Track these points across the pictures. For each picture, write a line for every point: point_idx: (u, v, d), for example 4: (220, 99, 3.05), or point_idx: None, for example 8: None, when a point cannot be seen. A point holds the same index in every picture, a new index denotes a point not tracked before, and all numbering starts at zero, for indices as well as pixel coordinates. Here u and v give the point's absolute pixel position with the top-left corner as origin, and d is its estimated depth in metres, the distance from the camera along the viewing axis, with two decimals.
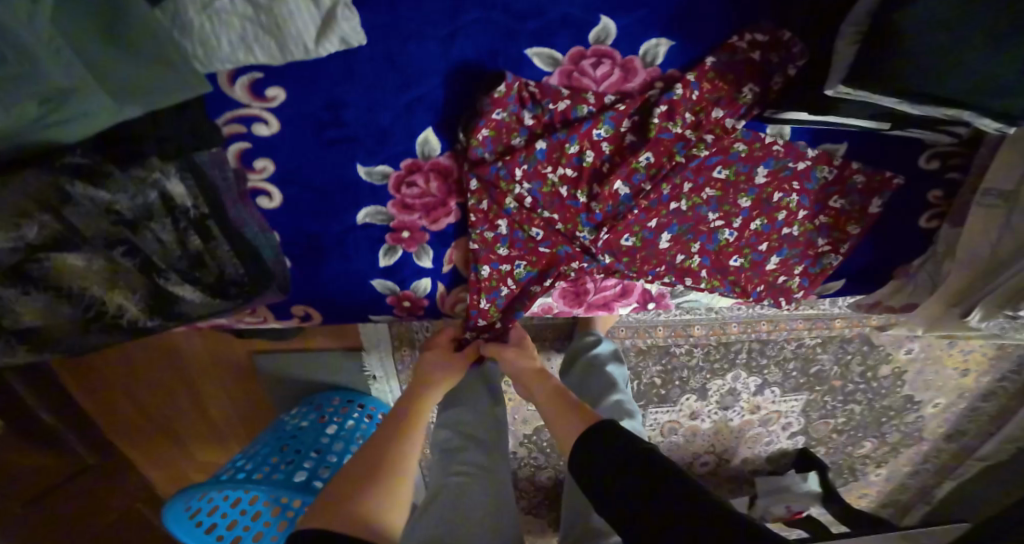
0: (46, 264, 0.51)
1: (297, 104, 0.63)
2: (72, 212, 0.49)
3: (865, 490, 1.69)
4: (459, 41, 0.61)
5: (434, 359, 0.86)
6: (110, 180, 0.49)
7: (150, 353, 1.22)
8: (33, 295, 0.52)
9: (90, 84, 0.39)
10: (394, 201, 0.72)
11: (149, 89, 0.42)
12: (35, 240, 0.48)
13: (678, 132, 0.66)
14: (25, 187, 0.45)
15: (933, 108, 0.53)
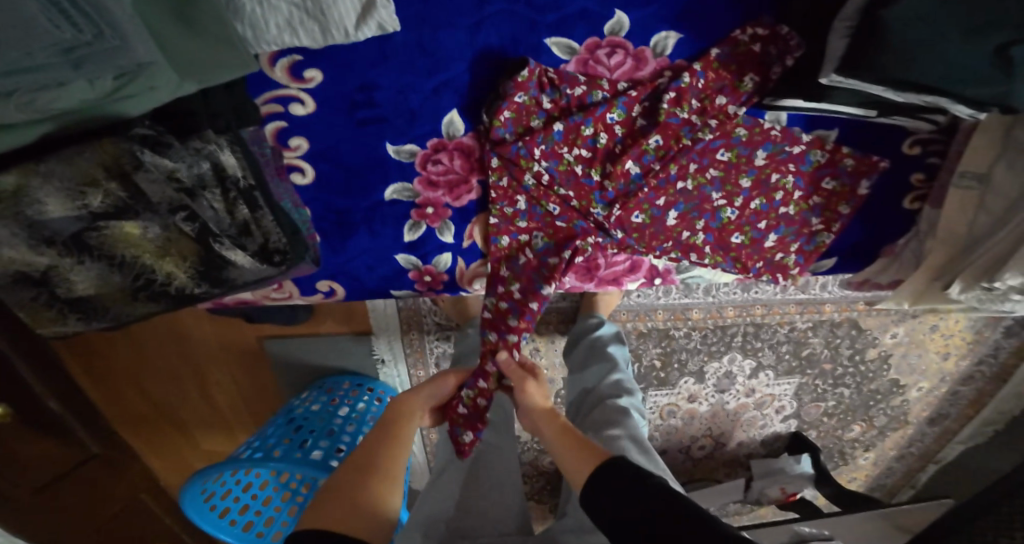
0: (112, 229, 0.59)
1: (334, 86, 0.68)
2: (142, 178, 0.55)
3: (855, 473, 1.75)
4: (484, 29, 0.68)
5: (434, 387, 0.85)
6: (170, 152, 0.55)
7: (162, 340, 1.25)
8: (89, 261, 0.61)
9: (160, 63, 0.45)
10: (420, 178, 0.78)
11: (206, 65, 0.49)
12: (103, 207, 0.56)
13: (685, 118, 0.73)
14: (95, 159, 0.51)
15: (915, 95, 0.58)
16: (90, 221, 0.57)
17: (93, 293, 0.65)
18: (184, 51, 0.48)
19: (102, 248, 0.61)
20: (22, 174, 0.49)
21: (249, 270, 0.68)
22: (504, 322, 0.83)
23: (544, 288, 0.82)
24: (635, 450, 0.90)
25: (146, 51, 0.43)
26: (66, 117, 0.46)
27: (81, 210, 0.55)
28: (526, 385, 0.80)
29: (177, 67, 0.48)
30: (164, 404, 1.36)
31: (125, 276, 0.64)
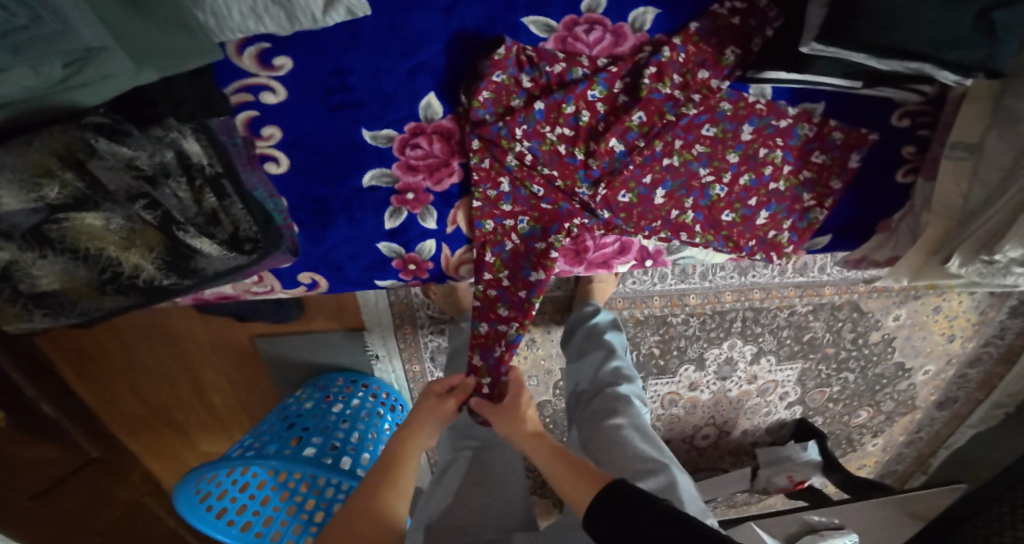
0: (73, 221, 0.60)
1: (304, 72, 0.66)
2: (97, 166, 0.55)
3: (865, 460, 1.73)
4: (460, 11, 0.66)
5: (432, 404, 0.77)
6: (128, 141, 0.55)
7: (153, 341, 1.24)
8: (52, 256, 0.63)
9: (110, 49, 0.44)
10: (399, 163, 0.76)
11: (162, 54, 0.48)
12: (61, 199, 0.57)
13: (668, 93, 0.71)
14: (46, 150, 0.52)
15: (899, 63, 0.55)
16: (49, 214, 0.58)
17: (58, 286, 0.68)
18: (133, 38, 0.47)
19: (65, 240, 0.62)
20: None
21: (218, 258, 0.69)
22: (493, 311, 0.83)
23: (530, 275, 0.81)
24: (639, 439, 0.90)
25: (92, 36, 0.42)
26: (18, 105, 0.46)
27: (38, 202, 0.56)
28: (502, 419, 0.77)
29: (133, 55, 0.47)
30: (157, 405, 1.36)
31: (90, 268, 0.66)
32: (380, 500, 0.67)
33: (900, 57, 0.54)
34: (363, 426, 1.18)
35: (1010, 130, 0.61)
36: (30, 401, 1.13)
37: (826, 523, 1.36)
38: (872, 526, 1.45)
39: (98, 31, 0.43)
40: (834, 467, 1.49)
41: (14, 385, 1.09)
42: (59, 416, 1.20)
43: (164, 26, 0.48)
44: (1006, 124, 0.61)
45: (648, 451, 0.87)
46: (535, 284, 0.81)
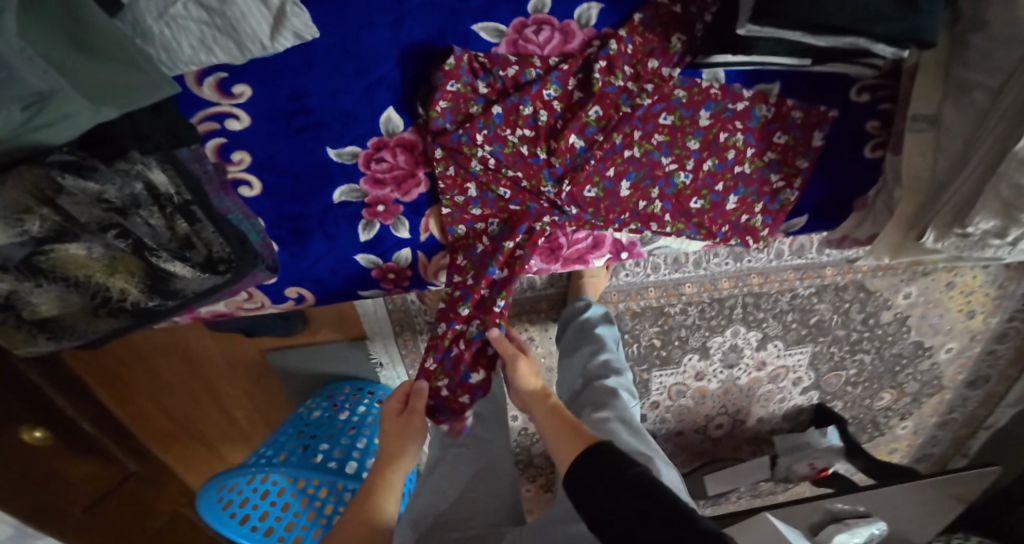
0: (58, 251, 0.66)
1: (265, 98, 0.70)
2: (67, 201, 0.60)
3: (895, 444, 1.66)
4: (408, 25, 0.68)
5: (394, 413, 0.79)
6: (95, 175, 0.59)
7: (174, 360, 1.31)
8: (45, 284, 0.69)
9: (64, 90, 0.49)
10: (366, 178, 0.79)
11: (115, 92, 0.52)
12: (43, 232, 0.62)
13: (621, 85, 0.72)
14: (20, 187, 0.57)
15: (834, 37, 0.56)
16: (36, 246, 0.64)
17: (57, 311, 0.74)
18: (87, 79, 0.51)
19: (55, 270, 0.68)
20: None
21: (193, 279, 0.74)
22: (454, 310, 0.83)
23: (495, 272, 0.82)
24: (624, 432, 0.90)
25: (41, 80, 0.47)
26: None
27: (24, 236, 0.62)
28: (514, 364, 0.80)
29: (89, 95, 0.51)
30: (182, 420, 1.43)
31: (82, 294, 0.73)
32: (370, 505, 0.72)
33: (833, 32, 0.55)
34: (369, 432, 1.22)
35: (964, 98, 0.60)
36: (71, 420, 1.22)
37: (851, 511, 1.37)
38: (899, 511, 1.41)
39: (46, 75, 0.47)
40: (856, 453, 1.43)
41: (55, 404, 1.18)
42: (96, 432, 1.29)
43: (112, 63, 0.52)
44: (958, 93, 0.61)
45: (633, 445, 0.87)
46: (499, 280, 0.83)
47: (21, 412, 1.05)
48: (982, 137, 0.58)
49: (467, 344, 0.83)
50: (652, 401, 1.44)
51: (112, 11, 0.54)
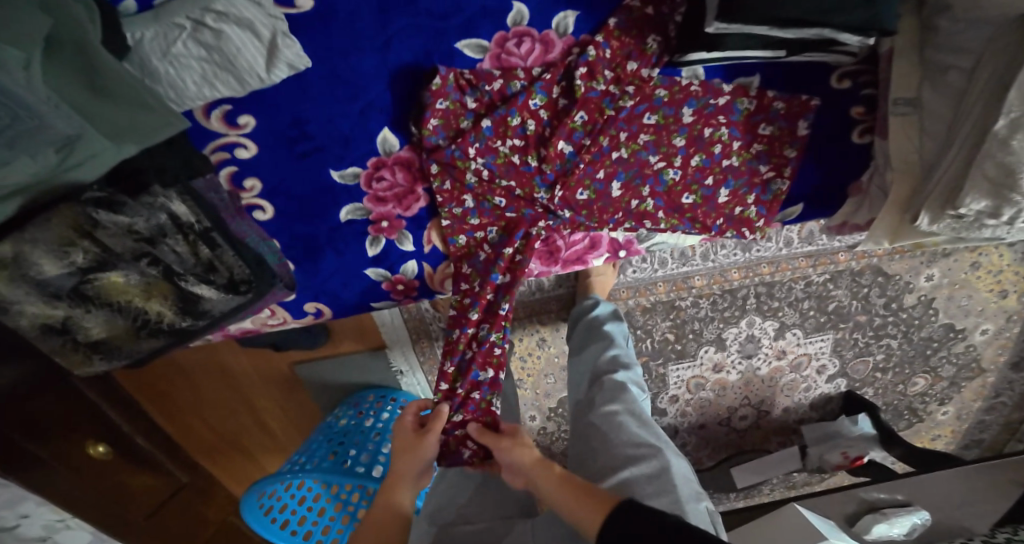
0: (101, 280, 0.72)
1: (268, 126, 0.75)
2: (104, 234, 0.67)
3: (938, 430, 1.60)
4: (394, 47, 0.72)
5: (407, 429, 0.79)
6: (125, 209, 0.65)
7: (210, 376, 1.39)
8: (93, 310, 0.76)
9: (89, 132, 0.54)
10: (368, 196, 0.83)
11: (134, 131, 0.57)
12: (86, 263, 0.69)
13: (603, 89, 0.75)
14: (62, 224, 0.63)
15: (800, 30, 0.59)
16: (82, 276, 0.71)
17: (105, 335, 0.82)
18: (108, 120, 0.56)
19: (100, 297, 0.75)
20: (12, 244, 0.62)
21: (219, 299, 0.80)
22: (465, 316, 0.85)
23: (499, 278, 0.84)
24: (634, 425, 0.93)
25: (68, 125, 0.53)
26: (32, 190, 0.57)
27: (70, 267, 0.69)
28: (503, 442, 0.78)
29: (110, 135, 0.56)
30: (226, 432, 1.52)
31: (125, 317, 0.79)
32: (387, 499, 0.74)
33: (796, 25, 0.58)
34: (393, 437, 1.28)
35: (938, 80, 0.63)
36: (128, 435, 1.31)
37: (888, 501, 1.40)
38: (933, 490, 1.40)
39: (72, 119, 0.53)
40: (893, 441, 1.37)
41: (114, 422, 1.27)
42: (149, 446, 1.38)
43: (130, 108, 0.58)
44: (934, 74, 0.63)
45: (643, 436, 0.90)
46: (503, 286, 0.85)
47: (83, 429, 1.14)
48: (965, 118, 0.59)
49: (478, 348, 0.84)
50: (670, 395, 1.44)
51: (121, 56, 0.60)
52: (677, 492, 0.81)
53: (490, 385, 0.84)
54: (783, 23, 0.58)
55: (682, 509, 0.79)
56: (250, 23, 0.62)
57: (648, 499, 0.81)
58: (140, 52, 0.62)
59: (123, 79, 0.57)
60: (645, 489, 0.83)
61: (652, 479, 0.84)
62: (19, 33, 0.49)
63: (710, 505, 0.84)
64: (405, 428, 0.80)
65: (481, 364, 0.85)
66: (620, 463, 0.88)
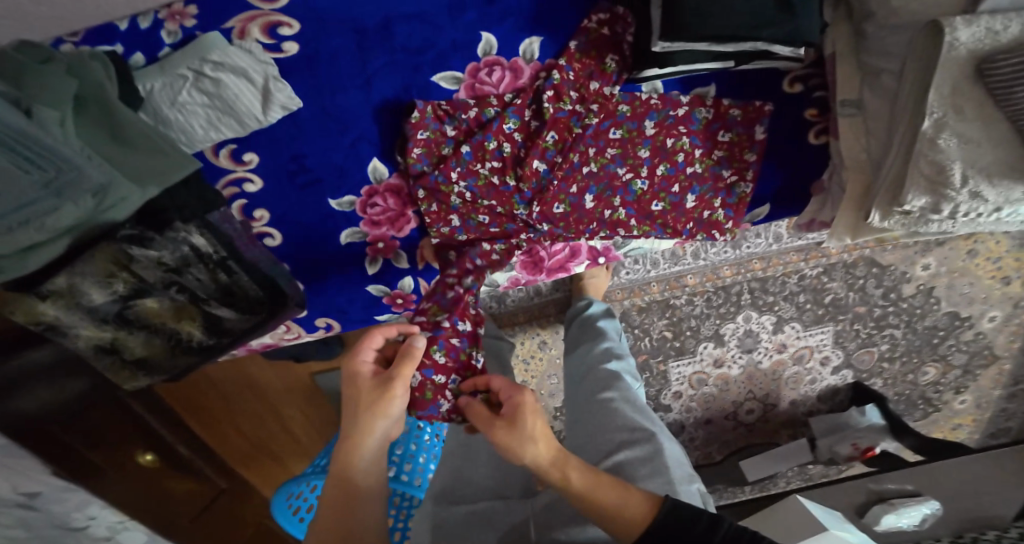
0: (140, 304, 0.83)
1: (271, 162, 0.83)
2: (138, 266, 0.76)
3: (956, 420, 1.51)
4: (376, 83, 0.79)
5: (362, 386, 0.67)
6: (153, 244, 0.74)
7: (240, 391, 1.51)
8: (135, 331, 0.87)
9: (118, 180, 0.63)
10: (364, 221, 0.91)
11: (155, 173, 0.66)
12: (127, 290, 0.79)
13: (570, 109, 0.80)
14: (105, 259, 0.73)
15: (735, 44, 0.65)
16: (124, 301, 0.81)
17: (146, 354, 0.92)
18: (132, 164, 0.65)
19: (139, 319, 0.85)
20: (66, 277, 0.73)
21: (238, 319, 0.89)
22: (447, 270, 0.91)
23: (476, 261, 0.90)
24: (629, 409, 0.97)
25: (100, 174, 0.61)
26: (77, 230, 0.67)
27: (114, 294, 0.79)
28: (499, 431, 0.66)
29: (135, 178, 0.65)
30: (257, 442, 1.60)
31: (161, 337, 0.89)
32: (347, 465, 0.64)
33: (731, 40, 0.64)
34: None
35: (875, 82, 0.72)
36: (169, 444, 1.42)
37: (897, 491, 1.36)
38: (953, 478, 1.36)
39: (103, 169, 0.62)
40: (904, 430, 1.32)
41: (155, 432, 1.37)
42: (192, 456, 1.48)
43: (147, 152, 0.66)
44: (871, 77, 0.73)
45: (638, 421, 0.94)
46: (478, 269, 0.90)
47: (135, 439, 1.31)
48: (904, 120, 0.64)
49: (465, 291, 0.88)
50: (672, 392, 1.44)
51: (135, 106, 0.69)
52: (670, 473, 0.85)
53: (469, 337, 0.87)
54: (720, 39, 0.63)
55: (675, 489, 0.82)
56: (244, 71, 0.71)
57: (643, 480, 0.84)
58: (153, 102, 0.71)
59: (137, 129, 0.65)
60: (640, 471, 0.86)
61: (646, 461, 0.87)
62: (51, 96, 0.60)
63: (702, 487, 0.88)
64: (361, 376, 0.68)
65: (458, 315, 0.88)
66: (614, 446, 0.92)
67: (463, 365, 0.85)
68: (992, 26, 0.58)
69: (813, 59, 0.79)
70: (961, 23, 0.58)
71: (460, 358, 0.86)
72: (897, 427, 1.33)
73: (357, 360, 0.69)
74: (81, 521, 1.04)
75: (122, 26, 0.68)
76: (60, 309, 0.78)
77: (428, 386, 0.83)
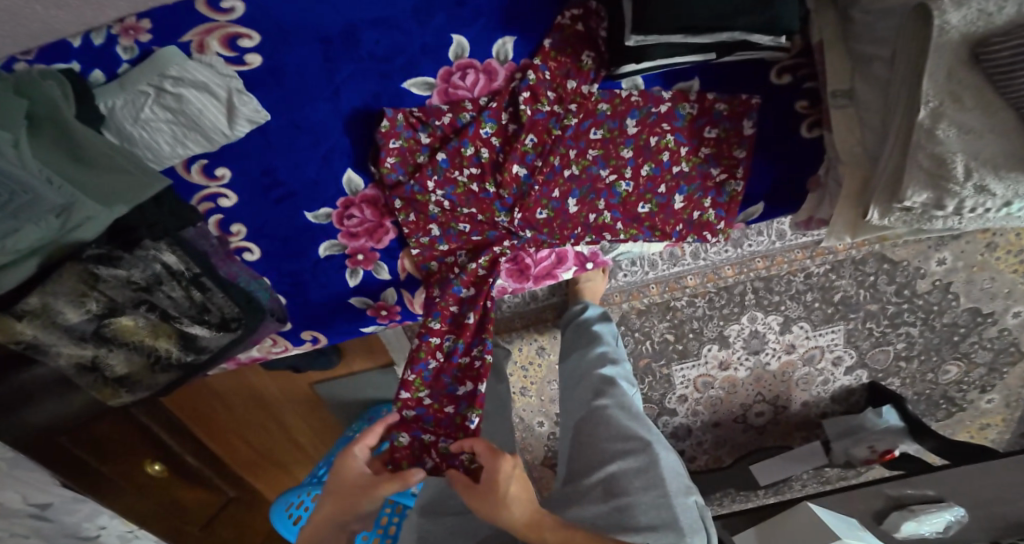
0: (115, 323, 0.81)
1: (242, 176, 0.81)
2: (108, 286, 0.75)
3: (986, 420, 1.44)
4: (344, 93, 0.77)
5: (352, 481, 0.72)
6: (122, 263, 0.73)
7: (245, 402, 1.44)
8: (114, 349, 0.85)
9: (82, 200, 0.61)
10: (342, 233, 0.88)
11: (122, 194, 0.64)
12: (100, 309, 0.78)
13: (548, 110, 0.78)
14: (72, 280, 0.71)
15: (712, 36, 0.65)
16: (99, 321, 0.80)
17: (127, 372, 0.90)
18: (95, 185, 0.63)
19: (117, 337, 0.84)
20: (38, 297, 0.71)
21: (213, 336, 0.87)
22: (424, 324, 0.85)
23: (462, 291, 0.86)
24: (624, 418, 0.89)
25: (58, 195, 0.59)
26: (41, 251, 0.65)
27: (87, 313, 0.77)
28: (481, 503, 0.67)
29: (101, 200, 0.63)
30: (264, 451, 1.59)
31: (141, 355, 0.88)
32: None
33: (708, 32, 0.64)
34: None
35: (868, 71, 0.69)
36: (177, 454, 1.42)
37: (917, 497, 1.26)
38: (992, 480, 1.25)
39: (63, 191, 0.59)
40: (926, 433, 1.23)
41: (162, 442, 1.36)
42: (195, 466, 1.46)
43: (113, 173, 0.64)
44: (863, 66, 0.70)
45: (633, 429, 0.87)
46: (467, 299, 0.86)
47: (142, 449, 1.30)
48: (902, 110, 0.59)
49: (443, 356, 0.85)
50: (677, 396, 1.39)
51: (96, 125, 0.67)
52: (665, 486, 0.79)
53: (467, 398, 0.83)
54: (693, 30, 0.63)
55: (668, 503, 0.77)
56: (205, 85, 0.69)
57: (636, 493, 0.79)
58: (116, 120, 0.69)
59: (98, 150, 0.64)
60: (633, 483, 0.80)
61: (641, 473, 0.81)
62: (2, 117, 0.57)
63: (700, 499, 0.81)
64: (354, 469, 0.73)
65: (460, 377, 0.84)
66: (607, 457, 0.86)
67: (457, 427, 0.82)
68: (985, 7, 0.53)
69: (800, 47, 0.76)
70: (950, 5, 0.54)
71: (454, 419, 0.83)
72: (920, 430, 1.25)
73: (350, 455, 0.74)
74: (90, 531, 1.20)
75: (76, 44, 0.67)
76: (38, 329, 0.76)
77: (415, 446, 0.82)
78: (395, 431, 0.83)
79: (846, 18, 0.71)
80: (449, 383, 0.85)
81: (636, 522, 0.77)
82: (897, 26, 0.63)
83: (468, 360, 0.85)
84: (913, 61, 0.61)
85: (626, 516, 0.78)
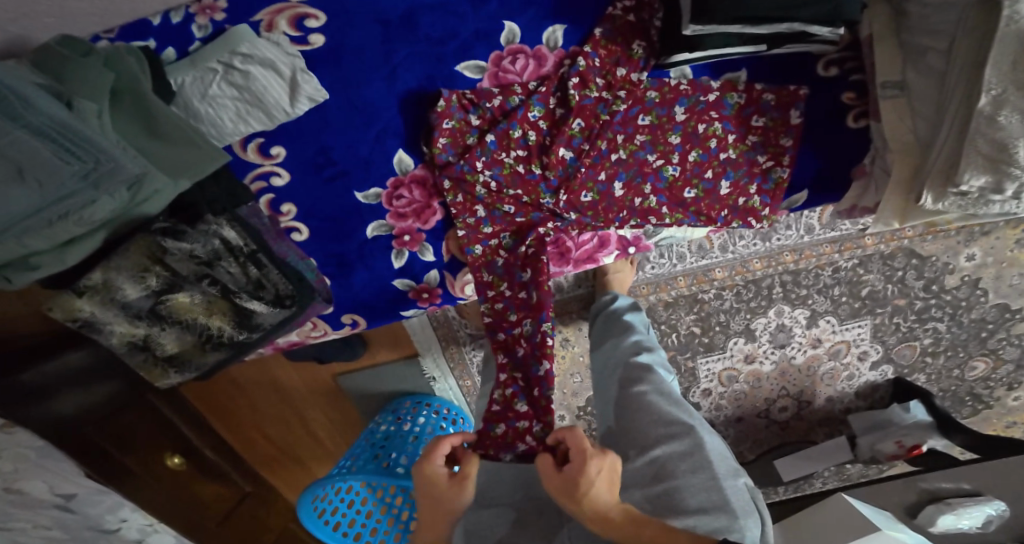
0: (172, 300, 0.83)
1: (297, 155, 0.83)
2: (171, 259, 0.77)
3: (1012, 418, 1.45)
4: (401, 75, 0.80)
5: (437, 490, 0.72)
6: (185, 236, 0.74)
7: (268, 393, 1.45)
8: (167, 328, 0.86)
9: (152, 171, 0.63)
10: (390, 213, 0.89)
11: (201, 167, 0.66)
12: (159, 285, 0.80)
13: (597, 96, 0.80)
14: (138, 253, 0.74)
15: (769, 26, 0.67)
16: (157, 297, 0.81)
17: (178, 349, 0.91)
18: (171, 157, 0.65)
19: (171, 315, 0.85)
20: (101, 272, 0.74)
21: (268, 313, 0.87)
22: (504, 320, 0.89)
23: (523, 276, 0.88)
24: (663, 403, 0.90)
25: (135, 164, 0.60)
26: (112, 222, 0.67)
27: (146, 289, 0.79)
28: (559, 486, 0.69)
29: (172, 172, 0.65)
30: (283, 444, 1.59)
31: (192, 334, 0.88)
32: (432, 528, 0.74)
33: (766, 23, 0.66)
34: None
35: (919, 62, 0.71)
36: (196, 448, 1.39)
37: (953, 490, 1.29)
38: None
39: (138, 160, 0.61)
40: (955, 428, 1.22)
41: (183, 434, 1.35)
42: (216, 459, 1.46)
43: (182, 145, 0.66)
44: (915, 57, 0.72)
45: (675, 414, 0.88)
46: (529, 282, 0.88)
47: (164, 442, 1.25)
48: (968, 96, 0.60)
49: (528, 342, 0.87)
50: (702, 390, 1.40)
51: (167, 99, 0.69)
52: (712, 469, 0.81)
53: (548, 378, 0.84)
54: (752, 20, 0.65)
55: (719, 485, 0.79)
56: (272, 63, 0.71)
57: (684, 476, 0.80)
58: (184, 97, 0.71)
59: (170, 120, 0.65)
60: (680, 467, 0.82)
61: (687, 456, 0.83)
62: (89, 89, 0.61)
63: (749, 482, 0.83)
64: (435, 479, 0.72)
65: (539, 356, 0.85)
66: (651, 442, 0.87)
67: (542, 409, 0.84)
68: None
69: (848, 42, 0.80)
70: None
71: (540, 402, 0.85)
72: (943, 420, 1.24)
73: (431, 465, 0.73)
74: (114, 524, 1.13)
75: (155, 22, 0.71)
76: (97, 306, 0.78)
77: (509, 434, 0.85)
78: (490, 421, 0.86)
79: (899, 13, 0.74)
80: (531, 364, 0.86)
81: (686, 505, 0.78)
82: (955, 17, 0.66)
83: (541, 339, 0.86)
84: (977, 50, 0.62)
85: (675, 499, 0.79)
